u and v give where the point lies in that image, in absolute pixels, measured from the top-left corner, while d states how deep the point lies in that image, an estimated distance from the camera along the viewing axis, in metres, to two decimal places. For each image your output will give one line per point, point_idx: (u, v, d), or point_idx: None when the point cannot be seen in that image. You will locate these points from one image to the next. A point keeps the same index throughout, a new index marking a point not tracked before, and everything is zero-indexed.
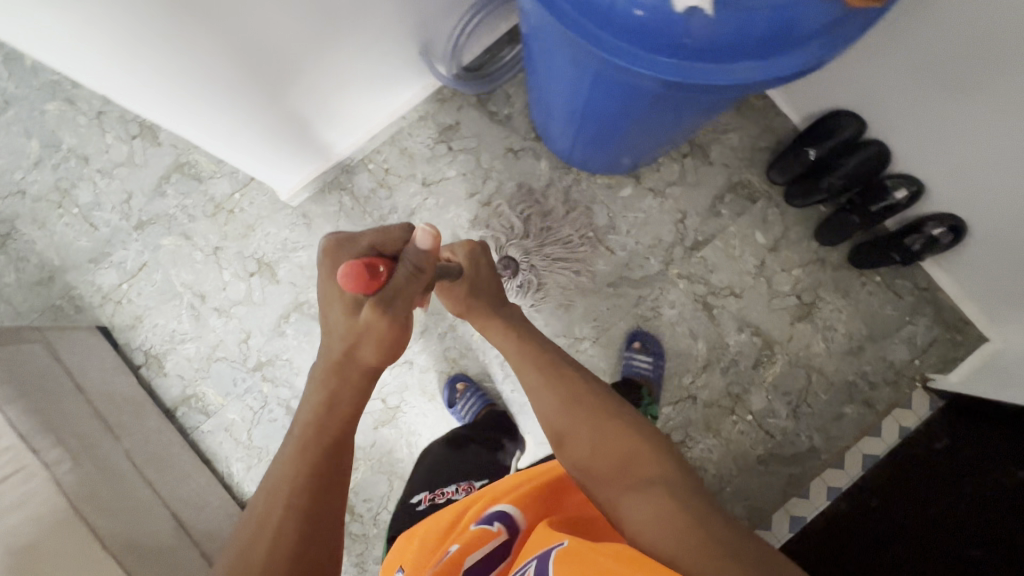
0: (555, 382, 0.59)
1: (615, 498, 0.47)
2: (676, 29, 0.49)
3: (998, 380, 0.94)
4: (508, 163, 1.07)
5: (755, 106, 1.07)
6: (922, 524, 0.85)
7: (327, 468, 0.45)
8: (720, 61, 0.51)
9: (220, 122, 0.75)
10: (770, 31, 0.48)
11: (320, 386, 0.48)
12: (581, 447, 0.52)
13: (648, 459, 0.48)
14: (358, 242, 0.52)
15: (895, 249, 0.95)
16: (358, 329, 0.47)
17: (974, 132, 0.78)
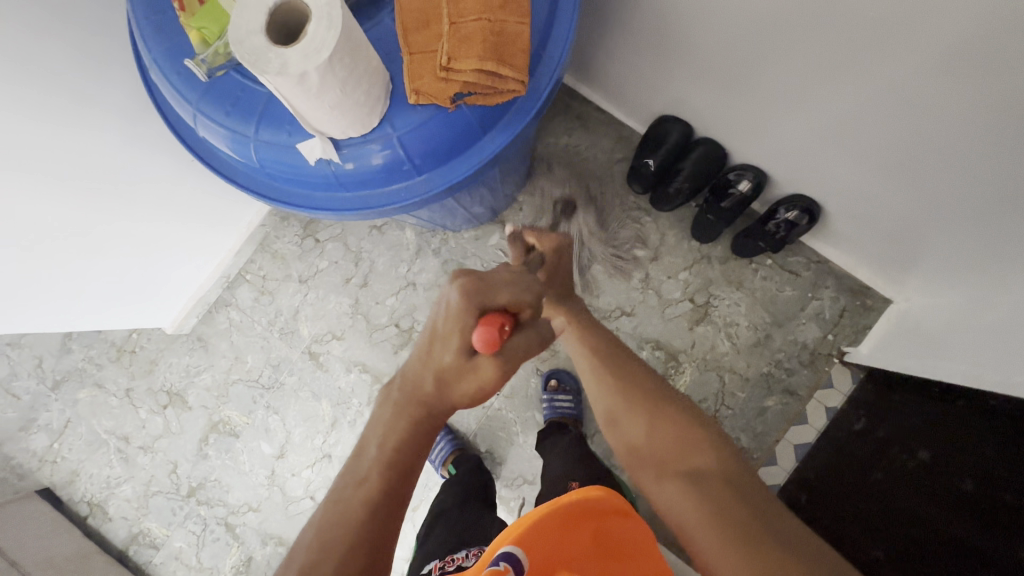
0: (608, 373, 0.59)
1: (655, 479, 0.49)
2: (330, 171, 0.47)
3: (908, 347, 0.88)
4: (375, 240, 1.09)
5: (599, 121, 1.06)
6: (837, 524, 0.81)
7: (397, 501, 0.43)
8: (392, 183, 0.48)
9: (98, 284, 0.93)
10: (422, 147, 0.46)
11: (399, 413, 0.45)
12: (634, 430, 0.54)
13: (694, 445, 0.49)
14: (495, 295, 0.45)
15: (761, 236, 0.94)
16: (466, 374, 0.44)
17: (773, 108, 0.78)
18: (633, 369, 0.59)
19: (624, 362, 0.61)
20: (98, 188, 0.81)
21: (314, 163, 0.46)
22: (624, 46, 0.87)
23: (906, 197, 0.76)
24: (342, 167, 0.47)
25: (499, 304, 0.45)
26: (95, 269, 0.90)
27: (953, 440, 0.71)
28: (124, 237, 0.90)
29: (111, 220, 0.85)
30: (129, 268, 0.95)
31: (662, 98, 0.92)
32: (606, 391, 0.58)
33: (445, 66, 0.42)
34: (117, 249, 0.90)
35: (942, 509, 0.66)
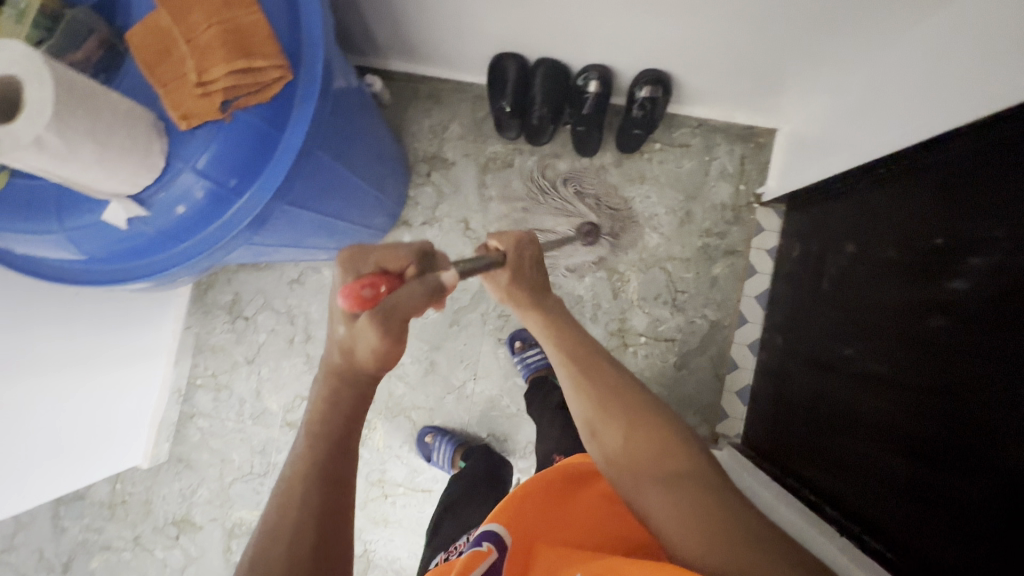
0: (582, 380, 0.57)
1: (637, 488, 0.47)
2: (158, 224, 0.47)
3: (807, 162, 0.91)
4: (300, 293, 1.09)
5: (449, 90, 1.06)
6: (812, 344, 0.83)
7: (342, 462, 0.42)
8: (214, 219, 0.48)
9: (66, 448, 0.92)
10: (226, 166, 0.46)
11: (319, 387, 0.45)
12: (612, 442, 0.52)
13: (676, 450, 0.49)
14: (368, 258, 0.47)
15: (636, 124, 0.95)
16: (357, 339, 0.43)
17: (575, 16, 0.79)
18: (614, 375, 0.57)
19: (597, 364, 0.58)
20: (37, 358, 0.81)
21: (127, 228, 0.47)
22: (432, 25, 0.87)
23: (730, 38, 0.77)
24: (165, 216, 0.47)
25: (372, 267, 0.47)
26: (58, 436, 0.89)
27: (875, 227, 0.73)
28: (77, 393, 0.90)
29: (58, 382, 0.85)
30: (88, 420, 0.94)
31: (485, 47, 0.92)
32: (581, 398, 0.56)
33: (198, 82, 0.42)
34: (72, 409, 0.90)
35: (881, 283, 0.68)
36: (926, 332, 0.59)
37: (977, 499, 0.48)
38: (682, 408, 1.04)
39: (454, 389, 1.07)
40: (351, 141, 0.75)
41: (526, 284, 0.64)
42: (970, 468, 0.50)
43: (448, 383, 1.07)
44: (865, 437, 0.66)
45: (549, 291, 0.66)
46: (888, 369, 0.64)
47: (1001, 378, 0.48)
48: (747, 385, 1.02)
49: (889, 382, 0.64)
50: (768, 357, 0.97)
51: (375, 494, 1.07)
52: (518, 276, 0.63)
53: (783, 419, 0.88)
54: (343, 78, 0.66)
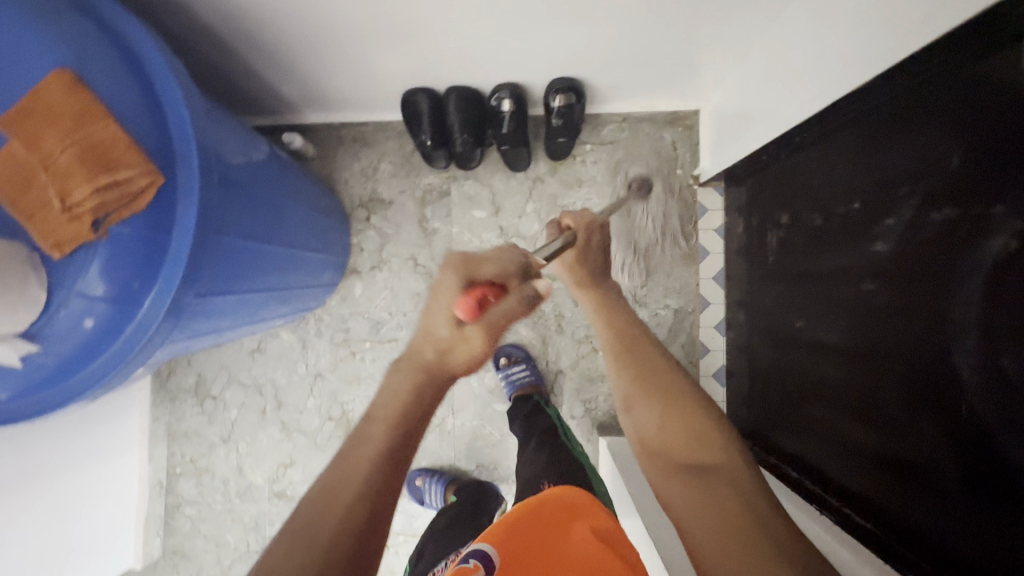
0: (630, 366, 0.57)
1: (663, 473, 0.49)
2: (69, 346, 0.47)
3: (728, 141, 0.91)
4: (263, 361, 1.07)
5: (371, 131, 1.05)
6: (770, 319, 0.83)
7: (406, 449, 0.44)
8: (112, 339, 0.47)
9: (69, 566, 0.89)
10: (121, 274, 0.46)
11: (399, 373, 0.46)
12: (645, 415, 0.54)
13: (716, 442, 0.48)
14: (482, 267, 0.49)
15: (559, 131, 0.93)
16: (459, 344, 0.46)
17: (473, 48, 0.78)
18: (660, 363, 0.57)
19: (645, 347, 0.59)
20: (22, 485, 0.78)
21: (23, 363, 0.46)
22: (336, 78, 0.85)
23: (629, 41, 0.76)
24: (72, 338, 0.46)
25: (484, 276, 0.49)
26: (59, 556, 0.86)
27: (803, 196, 0.73)
28: (65, 509, 0.87)
29: (43, 504, 0.82)
30: (80, 532, 0.91)
31: (394, 87, 0.91)
32: (622, 372, 0.57)
33: (63, 207, 0.42)
34: (63, 527, 0.87)
35: (817, 252, 0.69)
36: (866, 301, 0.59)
37: (957, 479, 0.47)
38: None
39: (434, 427, 1.06)
40: (279, 210, 0.75)
41: (591, 267, 0.65)
42: (943, 442, 0.48)
43: (427, 421, 1.06)
44: (831, 407, 0.66)
45: (609, 276, 0.66)
46: (837, 338, 0.64)
47: (972, 374, 0.44)
48: (721, 367, 1.02)
49: (839, 350, 0.64)
50: (735, 337, 0.97)
51: None
52: (586, 258, 0.64)
53: (760, 404, 0.87)
54: (242, 154, 0.64)
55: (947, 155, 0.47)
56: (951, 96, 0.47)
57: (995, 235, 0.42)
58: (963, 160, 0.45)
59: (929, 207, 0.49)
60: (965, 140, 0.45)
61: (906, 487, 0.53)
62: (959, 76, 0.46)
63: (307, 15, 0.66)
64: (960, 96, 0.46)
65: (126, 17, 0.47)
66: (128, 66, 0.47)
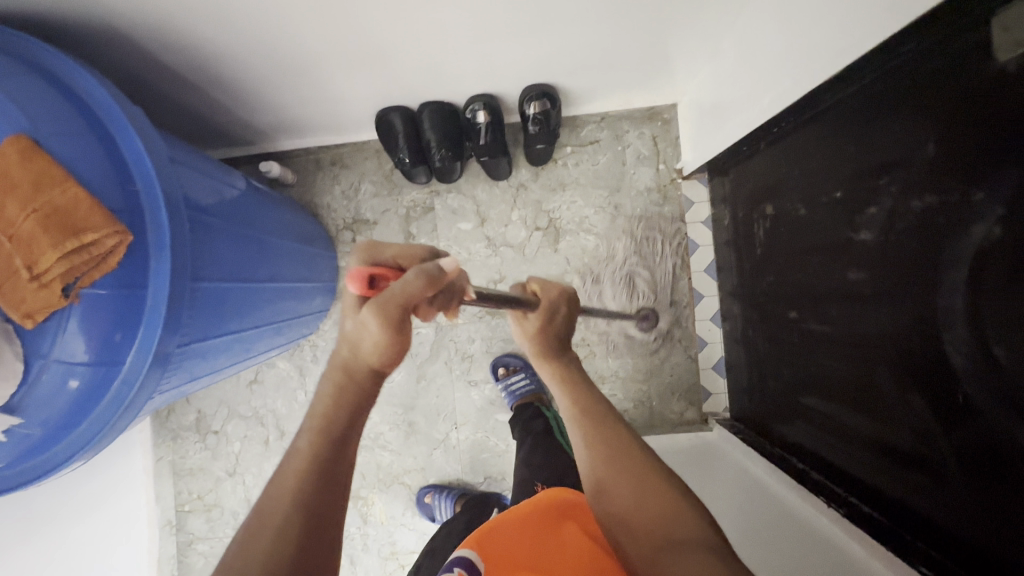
0: (594, 438, 0.50)
1: (645, 562, 0.41)
2: (56, 407, 0.46)
3: (707, 133, 0.90)
4: (261, 392, 1.07)
5: (349, 152, 1.04)
6: (763, 310, 0.83)
7: (342, 458, 0.39)
8: (98, 400, 0.47)
9: None
10: (103, 331, 0.45)
11: (326, 384, 0.41)
12: (620, 503, 0.45)
13: (689, 521, 0.41)
14: (387, 249, 0.44)
15: (537, 138, 0.93)
16: (358, 331, 0.39)
17: (441, 64, 0.77)
18: (622, 434, 0.50)
19: (607, 423, 0.52)
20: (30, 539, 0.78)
21: (7, 435, 0.46)
22: (306, 105, 0.84)
23: (598, 43, 0.75)
24: (58, 400, 0.46)
25: (389, 259, 0.44)
26: None
27: (786, 186, 0.72)
28: (81, 557, 0.87)
29: (58, 554, 0.82)
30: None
31: (367, 108, 0.90)
32: (589, 459, 0.50)
33: (31, 275, 0.41)
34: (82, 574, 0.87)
35: (804, 243, 0.68)
36: (856, 291, 0.58)
37: (959, 469, 0.46)
38: (665, 398, 1.03)
39: (439, 443, 1.05)
40: (262, 245, 0.74)
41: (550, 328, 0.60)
42: (942, 431, 0.47)
43: (431, 438, 1.05)
44: (829, 398, 0.66)
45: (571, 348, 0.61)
46: (831, 328, 0.64)
47: (964, 361, 0.44)
48: (720, 358, 1.02)
49: (833, 341, 0.63)
50: (732, 328, 0.97)
51: (392, 568, 1.06)
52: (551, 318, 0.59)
53: (760, 396, 0.87)
54: (213, 195, 0.64)
55: (924, 142, 0.46)
56: (923, 80, 0.46)
57: (978, 222, 0.41)
58: (938, 147, 0.45)
59: (910, 194, 0.49)
60: (941, 126, 0.44)
61: (913, 476, 0.52)
62: (931, 59, 0.45)
63: (268, 47, 0.65)
64: (932, 80, 0.45)
65: (83, 75, 0.47)
66: (89, 124, 0.47)
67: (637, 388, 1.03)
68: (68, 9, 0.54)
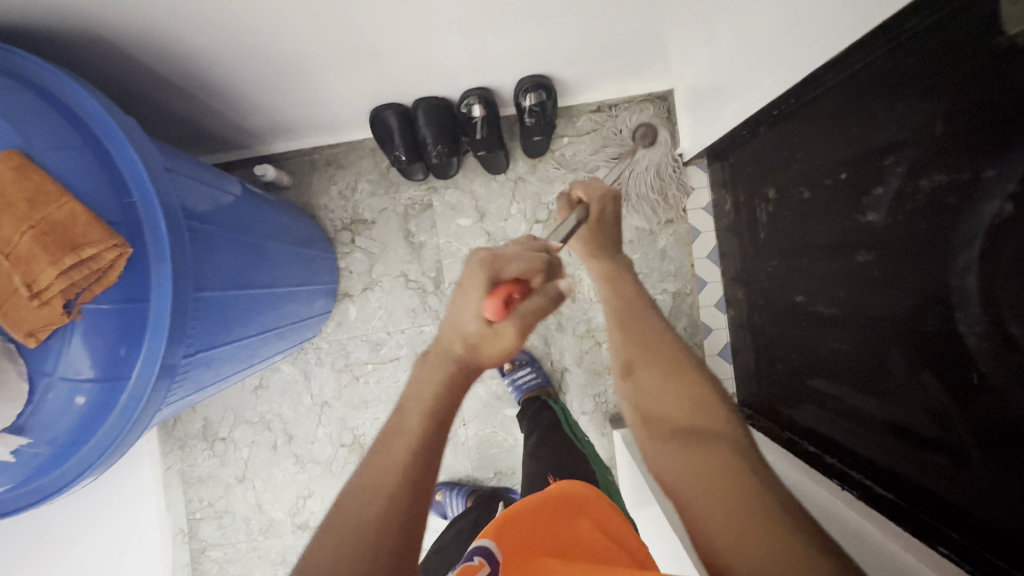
0: (631, 329, 0.52)
1: (660, 438, 0.43)
2: (66, 424, 0.46)
3: (705, 119, 0.89)
4: (267, 398, 1.06)
5: (344, 152, 1.03)
6: (768, 294, 0.83)
7: (439, 440, 0.41)
8: (105, 417, 0.46)
9: None
10: (108, 347, 0.45)
11: (431, 372, 0.44)
12: (647, 385, 0.47)
13: (716, 411, 0.43)
14: (508, 266, 0.47)
15: (534, 129, 0.91)
16: (491, 340, 0.45)
17: (434, 59, 0.76)
18: (661, 332, 0.52)
19: (646, 317, 0.53)
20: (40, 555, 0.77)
21: (15, 456, 0.46)
22: (299, 106, 0.83)
23: (593, 31, 0.74)
24: (67, 418, 0.45)
25: (511, 275, 0.47)
26: None
27: (789, 169, 0.71)
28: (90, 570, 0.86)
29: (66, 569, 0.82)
30: None
31: (361, 107, 0.89)
32: (623, 341, 0.51)
33: (31, 294, 0.40)
34: None
35: (808, 225, 0.67)
36: (865, 273, 0.57)
37: (976, 446, 0.46)
38: None
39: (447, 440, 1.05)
40: (262, 249, 0.73)
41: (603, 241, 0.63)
42: (958, 410, 0.47)
43: None
44: (839, 381, 0.66)
45: (622, 252, 0.64)
46: (839, 311, 0.63)
47: (981, 342, 0.43)
48: (725, 344, 1.01)
49: (841, 323, 0.63)
50: (736, 314, 0.96)
51: None
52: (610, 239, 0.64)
53: (768, 380, 0.87)
54: (210, 200, 0.62)
55: (930, 121, 0.46)
56: (929, 57, 0.45)
57: (990, 199, 0.40)
58: (946, 125, 0.44)
59: (918, 173, 0.48)
60: (948, 104, 0.44)
61: (931, 456, 0.52)
62: (938, 34, 0.44)
63: (259, 48, 0.64)
64: (938, 55, 0.44)
65: (73, 85, 0.46)
66: (83, 136, 0.46)
67: None
68: (52, 18, 0.52)
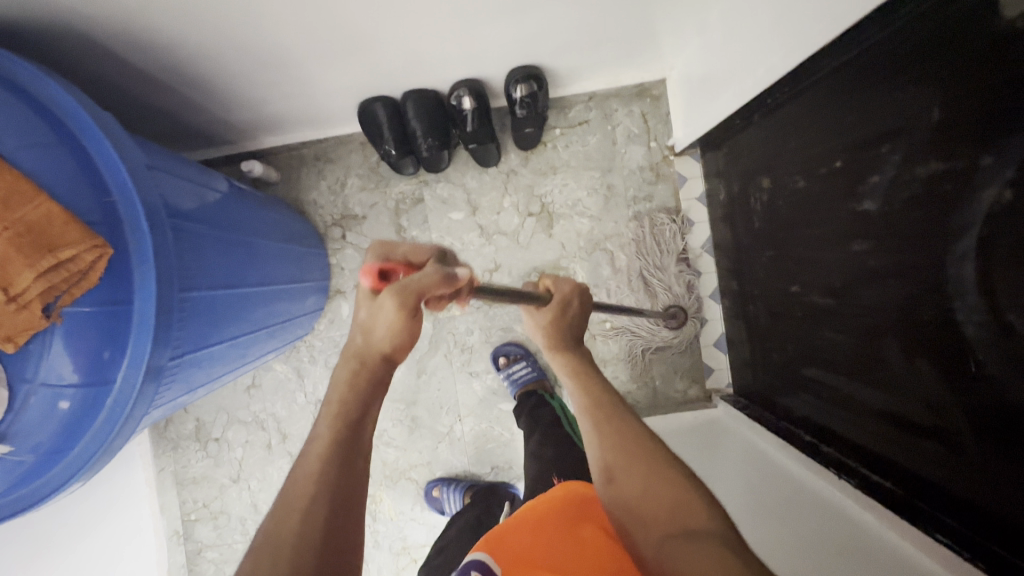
0: (605, 428, 0.48)
1: (657, 553, 0.39)
2: (48, 429, 0.45)
3: (699, 108, 0.88)
4: (260, 397, 1.05)
5: (333, 146, 1.02)
6: (763, 284, 0.83)
7: (356, 442, 0.40)
8: (90, 421, 0.45)
9: None
10: (89, 350, 0.44)
11: (337, 379, 0.42)
12: (629, 490, 0.43)
13: (698, 509, 0.39)
14: (403, 247, 0.47)
15: (526, 121, 0.90)
16: (376, 316, 0.41)
17: (423, 51, 0.74)
18: (633, 424, 0.48)
19: (620, 409, 0.50)
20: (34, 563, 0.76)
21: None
22: (286, 99, 0.81)
23: (585, 20, 0.73)
24: (47, 422, 0.44)
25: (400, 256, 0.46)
26: None
27: (783, 159, 0.71)
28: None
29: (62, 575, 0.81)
30: None
31: (349, 100, 0.87)
32: (599, 444, 0.48)
33: (8, 299, 0.39)
34: None
35: (803, 215, 0.67)
36: (860, 262, 0.57)
37: (973, 435, 0.46)
38: (667, 377, 1.03)
39: (444, 436, 1.05)
40: (250, 247, 0.72)
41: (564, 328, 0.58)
42: (954, 400, 0.47)
43: (436, 432, 1.05)
44: (834, 371, 0.65)
45: (585, 346, 0.58)
46: (834, 301, 0.63)
47: (979, 331, 0.43)
48: (721, 334, 1.01)
49: (837, 313, 0.63)
50: (731, 304, 0.96)
51: (404, 562, 1.06)
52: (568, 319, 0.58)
53: (764, 370, 0.87)
54: (194, 198, 0.61)
55: (928, 107, 0.45)
56: (928, 41, 0.44)
57: (987, 186, 0.40)
58: (943, 111, 0.44)
59: (914, 161, 0.47)
60: (946, 90, 0.43)
61: (927, 445, 0.52)
62: (934, 18, 0.44)
63: (241, 41, 0.62)
64: (935, 40, 0.44)
65: (45, 80, 0.44)
66: (58, 134, 0.44)
67: (639, 369, 1.03)
68: (24, 9, 0.50)
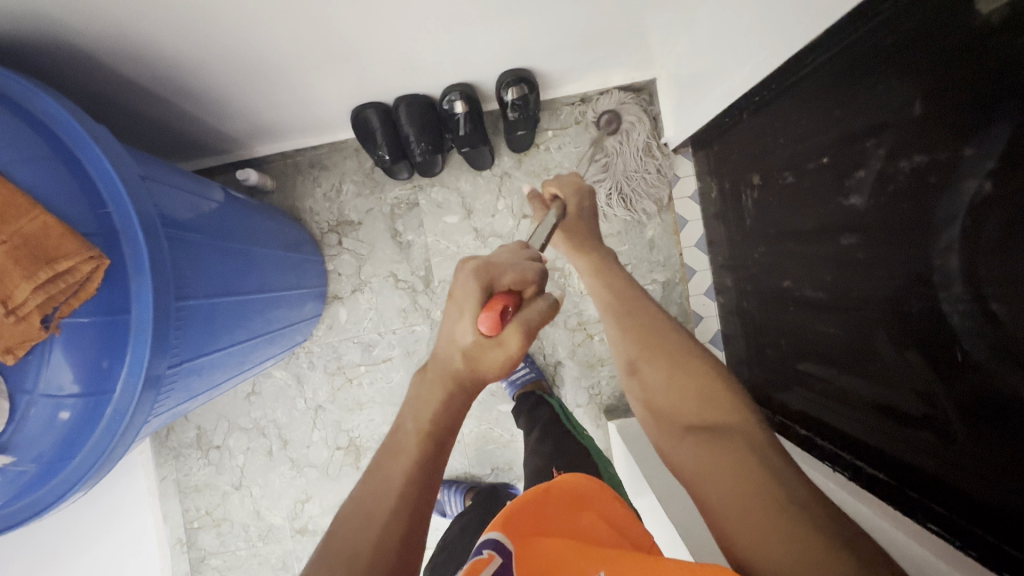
0: (630, 322, 0.53)
1: (670, 434, 0.44)
2: (50, 440, 0.45)
3: (688, 107, 0.89)
4: (260, 404, 1.06)
5: (327, 153, 1.02)
6: (756, 280, 0.83)
7: (438, 463, 0.39)
8: (90, 431, 0.46)
9: None
10: (90, 362, 0.44)
11: (434, 387, 0.41)
12: (651, 379, 0.48)
13: (719, 399, 0.44)
14: (503, 275, 0.43)
15: (518, 124, 0.91)
16: (492, 353, 0.41)
17: (414, 56, 0.75)
18: (659, 322, 0.53)
19: (646, 309, 0.54)
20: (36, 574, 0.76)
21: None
22: (279, 108, 0.82)
23: (574, 23, 0.73)
24: (52, 433, 0.45)
25: (506, 285, 0.43)
26: None
27: (772, 155, 0.71)
28: None
29: None
30: None
31: (342, 107, 0.88)
32: (624, 337, 0.52)
33: (6, 311, 0.40)
34: None
35: (793, 211, 0.68)
36: (849, 257, 0.58)
37: (962, 424, 0.47)
38: None
39: None
40: (246, 252, 0.72)
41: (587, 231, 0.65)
42: (944, 391, 0.48)
43: None
44: (828, 364, 0.66)
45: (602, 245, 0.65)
46: (825, 295, 0.64)
47: (967, 322, 0.43)
48: (716, 331, 1.02)
49: (828, 307, 0.64)
50: (726, 301, 0.97)
51: None
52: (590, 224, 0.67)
53: (759, 366, 0.87)
54: (190, 208, 0.61)
55: (910, 102, 0.46)
56: (909, 36, 0.45)
57: (968, 178, 0.41)
58: (924, 105, 0.44)
59: (899, 154, 0.48)
60: (927, 84, 0.44)
61: (920, 436, 0.52)
62: (913, 14, 0.44)
63: (233, 51, 0.63)
64: (916, 36, 0.44)
65: (39, 94, 0.45)
66: (53, 147, 0.45)
67: None
68: (18, 24, 0.51)
